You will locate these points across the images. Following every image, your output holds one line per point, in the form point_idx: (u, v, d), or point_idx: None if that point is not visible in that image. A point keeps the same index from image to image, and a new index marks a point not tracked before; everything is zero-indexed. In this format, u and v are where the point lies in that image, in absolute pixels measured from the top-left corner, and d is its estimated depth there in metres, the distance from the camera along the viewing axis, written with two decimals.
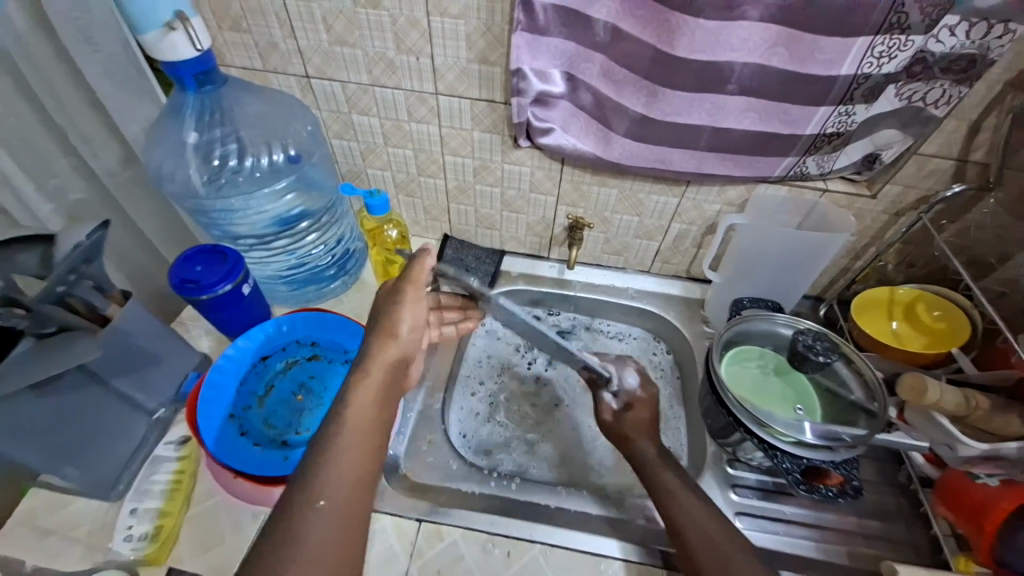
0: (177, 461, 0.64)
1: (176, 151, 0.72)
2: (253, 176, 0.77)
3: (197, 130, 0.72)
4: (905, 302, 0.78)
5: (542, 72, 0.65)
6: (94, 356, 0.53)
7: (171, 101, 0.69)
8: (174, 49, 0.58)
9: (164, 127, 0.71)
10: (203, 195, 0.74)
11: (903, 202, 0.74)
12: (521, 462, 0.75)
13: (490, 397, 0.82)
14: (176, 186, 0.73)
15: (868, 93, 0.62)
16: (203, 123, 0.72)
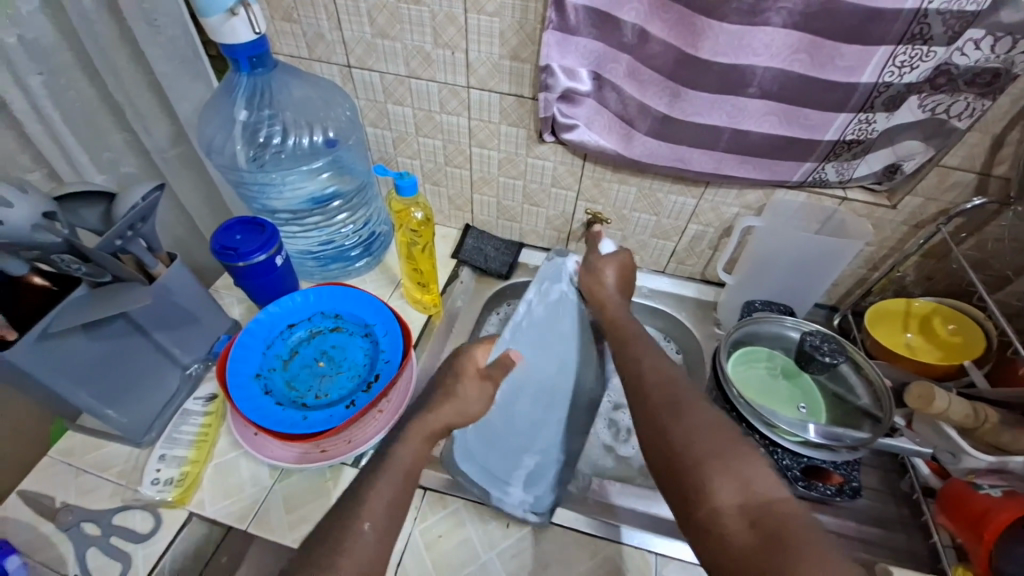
0: (204, 415, 0.68)
1: (227, 128, 0.78)
2: (294, 156, 0.82)
3: (247, 110, 0.77)
4: (922, 314, 0.78)
5: (570, 69, 0.68)
6: (142, 304, 0.57)
7: (225, 81, 0.74)
8: (235, 33, 0.63)
9: (217, 104, 0.77)
10: (247, 169, 0.80)
11: (923, 213, 0.75)
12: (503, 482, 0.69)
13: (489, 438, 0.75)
14: (224, 158, 0.79)
15: (888, 102, 0.63)
16: (252, 103, 0.77)
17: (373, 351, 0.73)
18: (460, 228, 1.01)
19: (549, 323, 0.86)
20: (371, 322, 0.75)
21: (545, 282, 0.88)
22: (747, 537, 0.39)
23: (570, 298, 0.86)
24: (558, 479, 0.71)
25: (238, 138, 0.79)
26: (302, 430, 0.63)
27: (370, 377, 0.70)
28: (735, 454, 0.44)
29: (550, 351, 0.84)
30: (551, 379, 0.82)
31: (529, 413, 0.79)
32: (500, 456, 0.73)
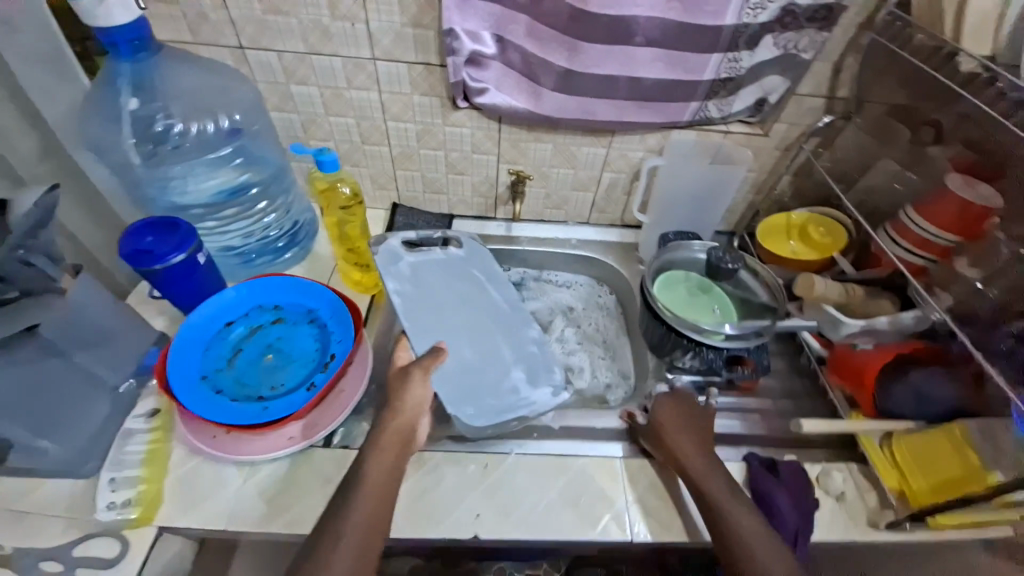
0: (149, 431, 0.64)
1: (114, 120, 0.72)
2: (197, 146, 0.77)
3: (135, 99, 0.72)
4: (799, 224, 0.92)
5: (473, 32, 0.72)
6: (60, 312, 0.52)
7: (104, 69, 0.69)
8: (109, 15, 0.58)
9: (100, 94, 0.71)
10: (146, 163, 0.75)
11: (790, 137, 0.88)
12: (527, 406, 0.72)
13: (470, 383, 0.72)
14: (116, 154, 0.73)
15: (749, 41, 0.73)
16: (140, 91, 0.71)
17: (322, 334, 0.72)
18: (386, 208, 1.01)
19: (425, 294, 0.79)
20: (314, 306, 0.74)
21: (389, 267, 0.79)
22: None
23: (418, 262, 0.81)
24: (547, 360, 0.77)
25: (129, 131, 0.73)
26: (263, 420, 0.62)
27: (324, 359, 0.70)
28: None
29: (442, 308, 0.78)
30: (464, 317, 0.78)
31: (479, 356, 0.75)
32: (492, 391, 0.72)
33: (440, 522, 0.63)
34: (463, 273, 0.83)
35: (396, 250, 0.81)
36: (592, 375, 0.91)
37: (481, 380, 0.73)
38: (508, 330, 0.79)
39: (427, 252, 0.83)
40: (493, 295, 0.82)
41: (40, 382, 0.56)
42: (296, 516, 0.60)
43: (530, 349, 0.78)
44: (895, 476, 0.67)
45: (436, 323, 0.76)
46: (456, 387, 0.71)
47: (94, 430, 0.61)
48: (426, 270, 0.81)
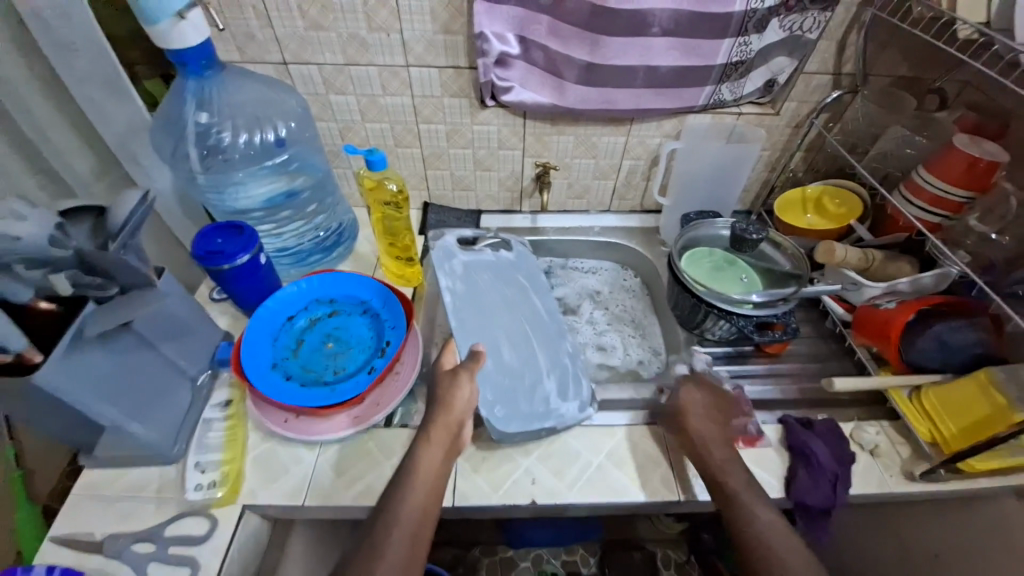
0: (225, 419, 0.70)
1: (186, 131, 0.79)
2: (256, 154, 0.83)
3: (203, 113, 0.78)
4: (814, 197, 0.96)
5: (499, 34, 0.77)
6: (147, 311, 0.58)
7: (176, 86, 0.75)
8: (184, 38, 0.63)
9: (170, 108, 0.78)
10: (212, 168, 0.82)
11: (800, 114, 0.92)
12: (550, 410, 0.73)
13: (506, 386, 0.75)
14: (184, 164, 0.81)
15: (758, 25, 0.78)
16: (207, 105, 0.78)
17: (376, 323, 0.78)
18: (418, 207, 1.07)
19: (473, 294, 0.85)
20: (366, 299, 0.80)
21: (444, 263, 0.88)
22: None
23: (469, 263, 0.89)
24: (578, 371, 0.80)
25: (196, 141, 0.80)
26: (334, 400, 0.67)
27: (381, 345, 0.75)
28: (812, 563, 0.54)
29: (488, 312, 0.83)
30: (508, 323, 0.83)
31: (517, 360, 0.79)
32: (526, 397, 0.74)
33: (499, 488, 0.68)
34: (511, 280, 0.90)
35: (452, 250, 0.90)
36: (624, 353, 0.95)
37: (516, 386, 0.76)
38: (543, 339, 0.83)
39: (479, 254, 0.92)
40: (534, 303, 0.88)
41: (132, 369, 0.61)
42: (367, 488, 0.65)
43: (563, 360, 0.81)
44: (927, 425, 0.70)
45: (480, 325, 0.81)
46: (490, 390, 0.74)
47: (180, 417, 0.68)
48: (479, 271, 0.89)
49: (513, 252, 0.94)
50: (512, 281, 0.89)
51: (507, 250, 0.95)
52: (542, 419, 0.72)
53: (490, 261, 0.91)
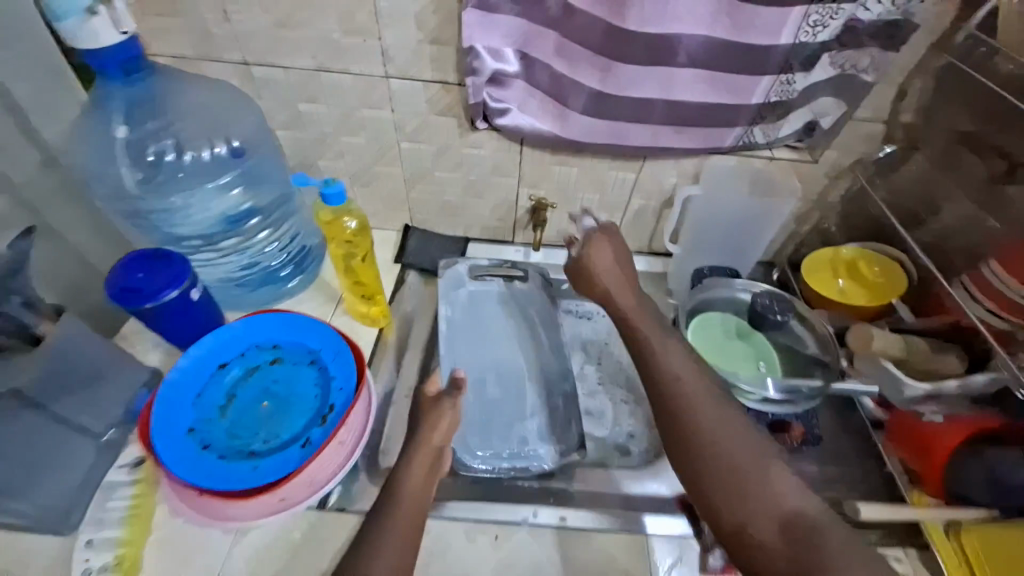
0: (132, 485, 0.61)
1: (111, 147, 0.68)
2: (197, 171, 0.72)
3: (126, 126, 0.68)
4: (848, 260, 0.84)
5: (495, 50, 0.64)
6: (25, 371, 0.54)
7: (96, 91, 0.64)
8: (96, 36, 0.53)
9: (89, 122, 0.67)
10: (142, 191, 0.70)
11: (842, 164, 0.79)
12: (523, 450, 0.73)
13: (485, 419, 0.75)
14: (109, 187, 0.68)
15: (806, 62, 0.65)
16: (132, 117, 0.68)
17: (323, 379, 0.67)
18: (399, 229, 0.95)
19: (474, 324, 0.85)
20: (315, 347, 0.69)
21: (450, 292, 0.87)
22: (775, 543, 0.46)
23: (478, 293, 0.88)
24: (567, 417, 0.76)
25: (124, 159, 0.69)
26: (254, 483, 0.58)
27: (323, 410, 0.65)
28: (778, 488, 0.48)
29: (487, 344, 0.83)
30: (503, 359, 0.82)
31: (502, 396, 0.78)
32: (501, 436, 0.74)
33: None
34: (521, 314, 0.87)
35: (463, 278, 0.88)
36: (614, 423, 0.79)
37: (498, 423, 0.75)
38: (539, 377, 0.81)
39: (492, 283, 0.89)
40: (540, 339, 0.85)
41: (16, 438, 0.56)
42: None
43: (556, 401, 0.78)
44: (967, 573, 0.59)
45: (472, 359, 0.81)
46: (465, 423, 0.75)
47: (79, 480, 0.60)
48: (485, 302, 0.87)
49: (529, 283, 0.89)
50: (519, 315, 0.87)
51: (524, 280, 0.90)
52: (512, 457, 0.72)
53: (500, 291, 0.88)
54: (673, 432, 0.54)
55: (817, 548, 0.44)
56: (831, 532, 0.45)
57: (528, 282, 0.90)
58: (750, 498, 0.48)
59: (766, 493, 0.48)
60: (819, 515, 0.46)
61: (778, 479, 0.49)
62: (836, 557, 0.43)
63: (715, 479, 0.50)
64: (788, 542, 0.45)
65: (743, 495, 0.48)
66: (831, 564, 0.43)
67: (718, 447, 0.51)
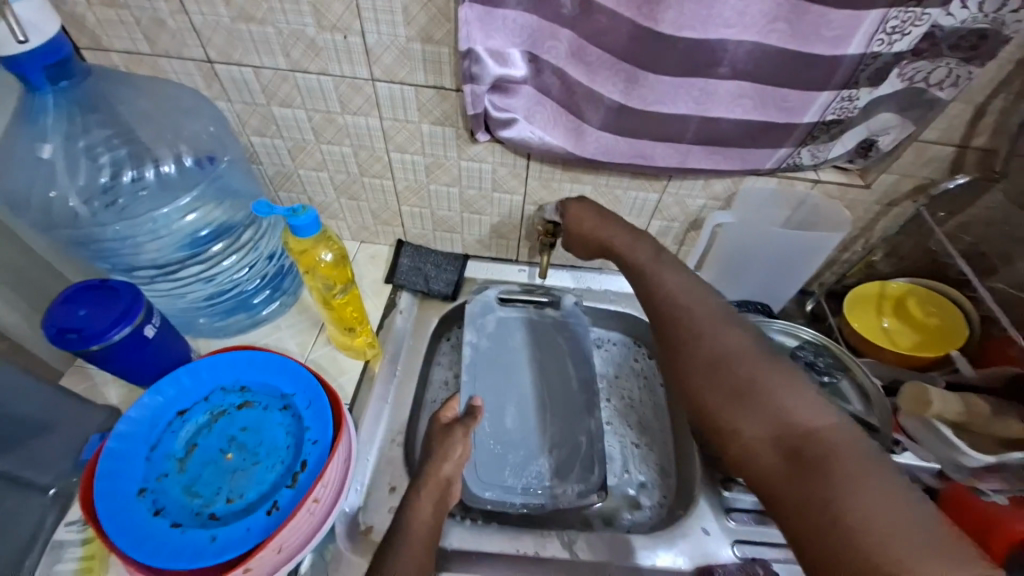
0: (82, 546, 0.55)
1: (38, 174, 0.58)
2: (141, 195, 0.62)
3: (54, 143, 0.57)
4: (895, 297, 0.74)
5: (498, 52, 0.54)
6: None
7: (21, 104, 0.55)
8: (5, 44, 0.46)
9: (13, 141, 0.57)
10: (79, 225, 0.59)
11: (898, 191, 0.68)
12: (534, 484, 0.71)
13: (498, 451, 0.73)
14: (45, 214, 0.59)
15: (873, 75, 0.54)
16: (68, 132, 0.58)
17: (296, 429, 0.59)
18: (391, 244, 0.85)
19: (500, 353, 0.80)
20: (289, 391, 0.61)
21: (478, 317, 0.80)
22: (772, 457, 0.43)
23: (507, 321, 0.82)
24: (589, 457, 0.73)
25: (61, 183, 0.58)
26: (209, 558, 0.50)
27: (294, 466, 0.57)
28: (782, 401, 0.45)
29: (511, 378, 0.78)
30: (525, 392, 0.78)
31: (519, 429, 0.75)
32: (514, 471, 0.72)
33: None
34: (552, 345, 0.81)
35: (493, 303, 0.82)
36: (623, 469, 0.75)
37: (514, 457, 0.73)
38: (562, 412, 0.77)
39: (523, 310, 0.83)
40: (568, 373, 0.79)
41: None
42: None
43: (578, 439, 0.75)
44: None
45: (492, 391, 0.77)
46: (477, 453, 0.72)
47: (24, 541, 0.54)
48: (514, 330, 0.81)
49: (563, 312, 0.82)
50: (548, 345, 0.81)
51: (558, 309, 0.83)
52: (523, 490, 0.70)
53: (532, 318, 0.82)
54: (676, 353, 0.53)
55: (820, 460, 0.40)
56: (838, 432, 0.42)
57: (562, 313, 0.82)
58: (752, 406, 0.46)
59: (768, 407, 0.45)
60: (828, 428, 0.42)
61: (783, 389, 0.46)
62: (839, 455, 0.40)
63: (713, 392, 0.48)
64: (792, 448, 0.42)
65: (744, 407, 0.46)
66: (834, 461, 0.40)
67: (718, 363, 0.49)
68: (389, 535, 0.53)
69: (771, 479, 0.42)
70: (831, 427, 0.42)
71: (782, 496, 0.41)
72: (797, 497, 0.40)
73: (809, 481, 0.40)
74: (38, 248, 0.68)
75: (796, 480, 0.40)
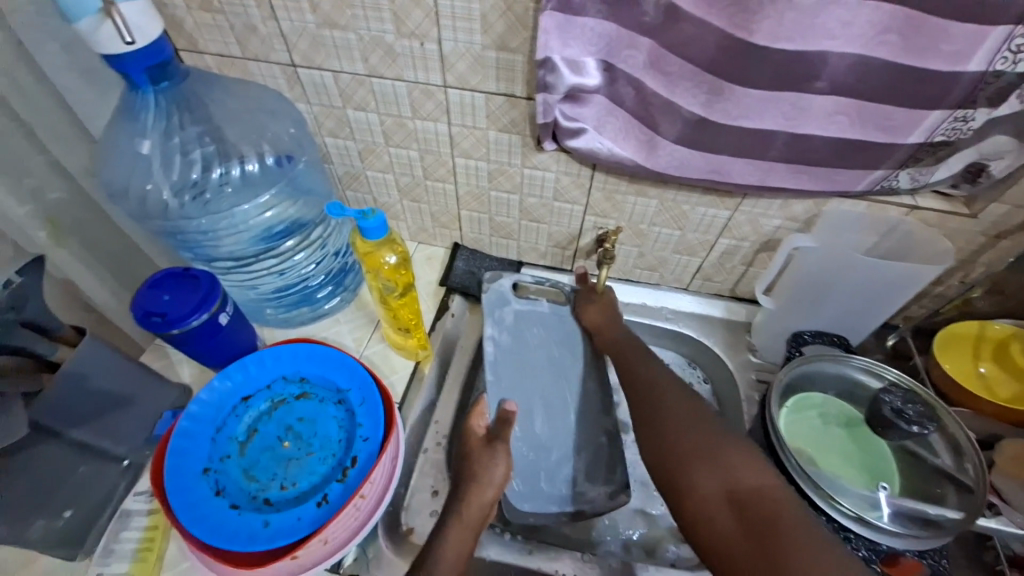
0: (148, 516, 0.60)
1: (137, 167, 0.62)
2: (225, 190, 0.66)
3: (152, 139, 0.61)
4: (997, 340, 0.67)
5: (574, 61, 0.52)
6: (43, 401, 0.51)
7: (123, 102, 0.59)
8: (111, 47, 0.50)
9: (115, 134, 0.61)
10: (169, 216, 0.64)
11: (1009, 223, 0.60)
12: (569, 492, 0.69)
13: (532, 455, 0.71)
14: (142, 205, 0.63)
15: (995, 95, 0.48)
16: (164, 129, 0.61)
17: (349, 425, 0.61)
18: (447, 246, 0.86)
19: (521, 350, 0.76)
20: (344, 386, 0.63)
21: (495, 311, 0.77)
22: (727, 519, 0.47)
23: (524, 313, 0.77)
24: (615, 458, 0.72)
25: (156, 176, 0.63)
26: (261, 543, 0.52)
27: (345, 461, 0.58)
28: (733, 463, 0.50)
29: (533, 376, 0.75)
30: (551, 391, 0.75)
31: (549, 432, 0.73)
32: (547, 476, 0.70)
33: None
34: (572, 338, 0.77)
35: (510, 295, 0.78)
36: None
37: (548, 460, 0.71)
38: (595, 417, 0.74)
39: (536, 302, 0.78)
40: (592, 369, 0.76)
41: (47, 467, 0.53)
42: None
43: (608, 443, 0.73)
44: None
45: (518, 391, 0.73)
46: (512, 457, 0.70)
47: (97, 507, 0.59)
48: (533, 324, 0.77)
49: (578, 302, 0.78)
50: (568, 339, 0.77)
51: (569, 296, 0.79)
52: (559, 497, 0.69)
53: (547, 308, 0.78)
54: (648, 427, 0.57)
55: (768, 519, 0.45)
56: (780, 491, 0.48)
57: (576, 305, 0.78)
58: (711, 469, 0.50)
59: (721, 469, 0.50)
60: (772, 489, 0.48)
61: (737, 454, 0.51)
62: (788, 518, 0.45)
63: (679, 454, 0.52)
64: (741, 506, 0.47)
65: (713, 471, 0.50)
66: (779, 521, 0.45)
67: (688, 436, 0.53)
68: (429, 541, 0.54)
69: (727, 542, 0.46)
70: (775, 487, 0.48)
71: (737, 556, 0.45)
72: (748, 556, 0.44)
73: (763, 541, 0.44)
74: (129, 233, 0.74)
75: (749, 541, 0.45)
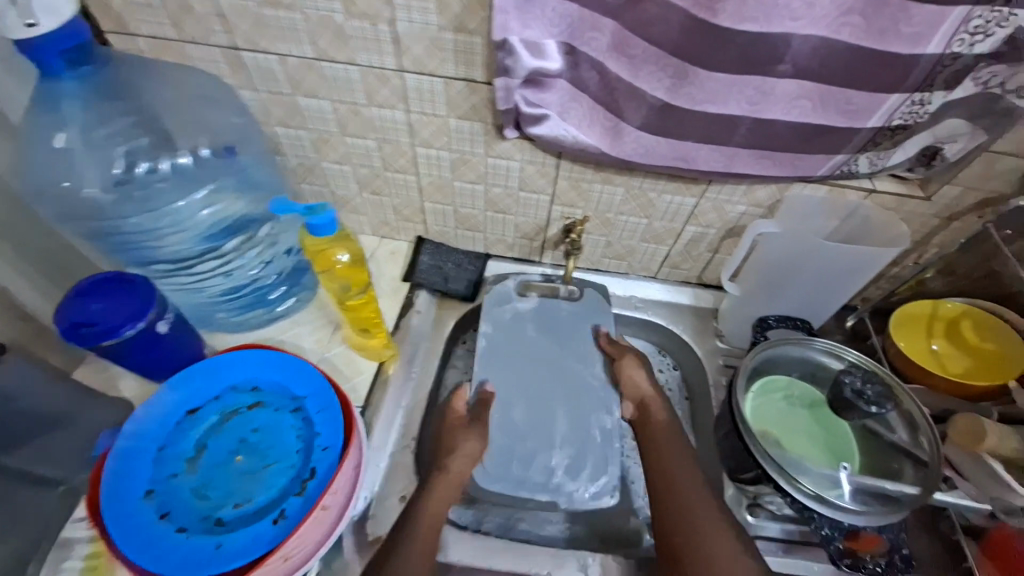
0: (90, 543, 0.55)
1: (57, 165, 0.57)
2: (158, 187, 0.60)
3: (71, 134, 0.56)
4: (949, 318, 0.69)
5: (534, 43, 0.50)
6: None
7: (38, 92, 0.53)
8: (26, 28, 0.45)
9: (32, 129, 0.56)
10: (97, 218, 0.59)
11: (960, 204, 0.62)
12: (547, 479, 0.65)
13: (508, 443, 0.67)
14: (66, 206, 0.58)
15: (950, 78, 0.49)
16: (86, 122, 0.56)
17: (307, 433, 0.57)
18: (411, 240, 0.83)
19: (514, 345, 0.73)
20: (301, 394, 0.60)
21: (494, 309, 0.75)
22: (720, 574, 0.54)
23: (524, 313, 0.76)
24: (606, 444, 0.67)
25: (78, 174, 0.57)
26: (214, 568, 0.49)
27: (303, 473, 0.55)
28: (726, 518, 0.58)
29: (526, 369, 0.72)
30: (538, 385, 0.71)
31: (527, 422, 0.68)
32: (523, 463, 0.66)
33: None
34: (568, 335, 0.74)
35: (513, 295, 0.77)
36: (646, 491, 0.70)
37: (524, 448, 0.67)
38: (581, 408, 0.69)
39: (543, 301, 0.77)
40: (588, 366, 0.72)
41: None
42: None
43: (592, 433, 0.68)
44: None
45: (503, 383, 0.70)
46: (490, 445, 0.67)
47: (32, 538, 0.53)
48: (534, 323, 0.75)
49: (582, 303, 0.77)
50: (565, 335, 0.74)
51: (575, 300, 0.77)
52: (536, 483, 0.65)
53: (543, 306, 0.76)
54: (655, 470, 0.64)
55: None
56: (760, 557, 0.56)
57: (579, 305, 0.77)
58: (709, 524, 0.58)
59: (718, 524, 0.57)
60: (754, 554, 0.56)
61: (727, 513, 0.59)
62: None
63: (681, 502, 0.60)
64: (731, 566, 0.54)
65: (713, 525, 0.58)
66: None
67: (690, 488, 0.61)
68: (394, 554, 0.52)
69: None
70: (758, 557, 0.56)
71: None
72: None
73: None
74: None
75: None
